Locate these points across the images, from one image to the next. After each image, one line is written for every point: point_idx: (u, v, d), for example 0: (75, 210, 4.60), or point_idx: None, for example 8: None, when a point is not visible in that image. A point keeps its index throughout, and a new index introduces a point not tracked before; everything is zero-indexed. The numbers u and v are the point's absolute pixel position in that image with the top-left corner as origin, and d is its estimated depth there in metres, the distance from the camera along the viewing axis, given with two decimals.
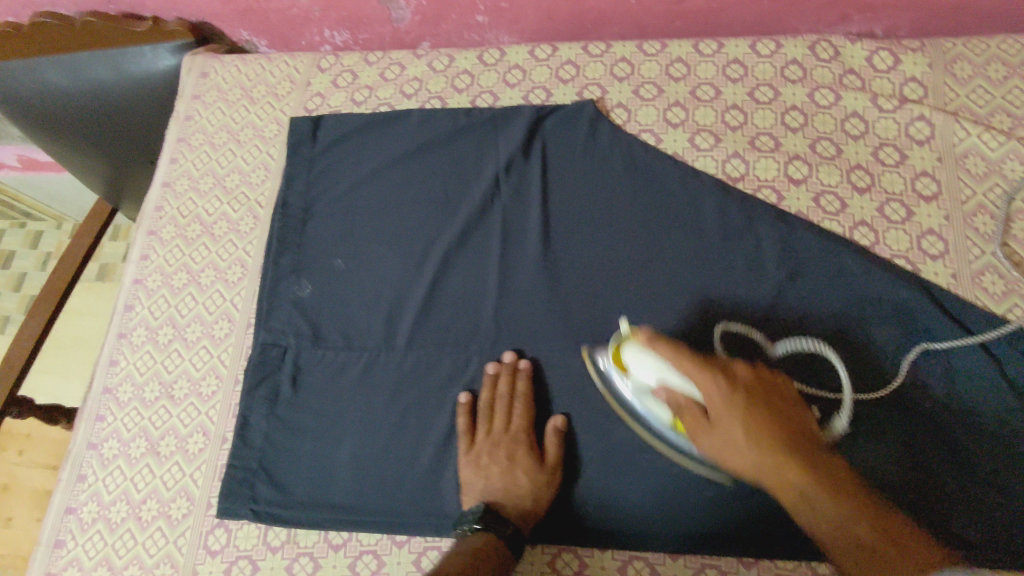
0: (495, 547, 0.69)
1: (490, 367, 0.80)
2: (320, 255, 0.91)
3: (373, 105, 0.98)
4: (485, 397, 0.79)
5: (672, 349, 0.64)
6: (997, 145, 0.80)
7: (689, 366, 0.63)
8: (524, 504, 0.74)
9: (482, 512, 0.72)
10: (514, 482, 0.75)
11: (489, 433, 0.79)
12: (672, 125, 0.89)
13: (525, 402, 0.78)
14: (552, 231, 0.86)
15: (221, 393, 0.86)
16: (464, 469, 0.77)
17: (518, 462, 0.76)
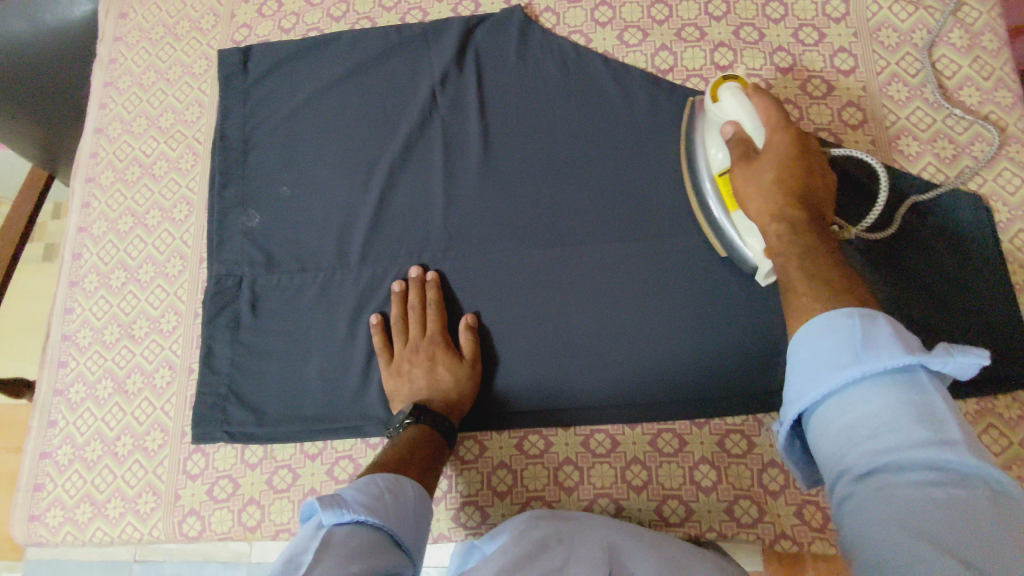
0: (428, 434, 0.71)
1: (395, 284, 0.83)
2: (265, 184, 0.91)
3: (301, 31, 0.97)
4: (395, 311, 0.82)
5: (765, 106, 0.64)
6: (906, 16, 0.84)
7: (770, 113, 0.63)
8: (449, 398, 0.76)
9: (413, 407, 0.73)
10: (435, 379, 0.77)
11: (406, 344, 0.81)
12: (601, 24, 0.90)
13: (437, 307, 0.81)
14: (493, 139, 0.88)
15: (182, 328, 0.87)
16: (387, 379, 0.80)
17: (437, 361, 0.78)
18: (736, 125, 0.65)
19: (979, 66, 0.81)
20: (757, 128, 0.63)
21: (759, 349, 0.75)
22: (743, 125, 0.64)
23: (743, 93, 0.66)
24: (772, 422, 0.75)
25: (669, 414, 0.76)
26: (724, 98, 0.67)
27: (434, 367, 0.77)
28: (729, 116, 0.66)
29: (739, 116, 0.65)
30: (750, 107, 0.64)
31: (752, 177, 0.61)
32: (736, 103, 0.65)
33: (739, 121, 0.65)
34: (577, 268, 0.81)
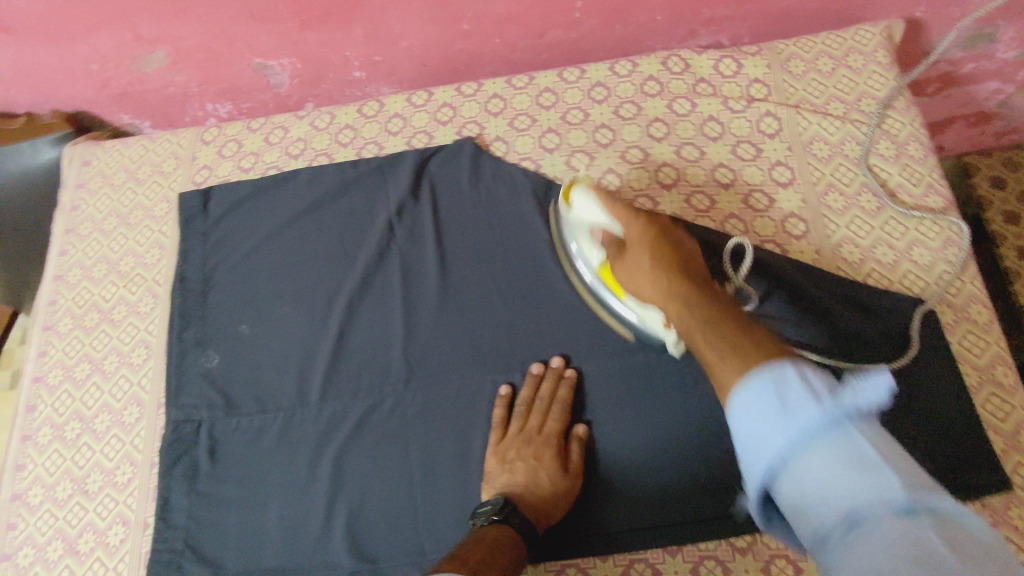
0: (511, 537, 0.66)
1: (534, 367, 0.81)
2: (224, 323, 0.91)
3: (260, 170, 0.99)
4: (524, 394, 0.80)
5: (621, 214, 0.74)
6: (835, 130, 0.88)
7: (609, 205, 0.75)
8: (542, 503, 0.72)
9: (502, 503, 0.69)
10: (541, 479, 0.73)
11: (521, 430, 0.78)
12: (548, 150, 0.94)
13: (565, 405, 0.78)
14: (449, 266, 0.89)
15: (138, 479, 0.84)
16: (491, 468, 0.76)
17: (545, 459, 0.74)
18: (608, 234, 0.76)
19: (908, 174, 0.85)
20: (614, 223, 0.75)
21: (724, 468, 0.74)
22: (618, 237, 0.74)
23: (591, 194, 0.78)
24: (744, 544, 0.72)
25: (638, 542, 0.73)
26: (590, 233, 0.79)
27: (542, 468, 0.74)
28: (597, 221, 0.77)
29: (627, 274, 0.74)
30: (612, 214, 0.75)
31: (642, 269, 0.69)
32: (585, 202, 0.79)
33: (608, 228, 0.76)
34: None
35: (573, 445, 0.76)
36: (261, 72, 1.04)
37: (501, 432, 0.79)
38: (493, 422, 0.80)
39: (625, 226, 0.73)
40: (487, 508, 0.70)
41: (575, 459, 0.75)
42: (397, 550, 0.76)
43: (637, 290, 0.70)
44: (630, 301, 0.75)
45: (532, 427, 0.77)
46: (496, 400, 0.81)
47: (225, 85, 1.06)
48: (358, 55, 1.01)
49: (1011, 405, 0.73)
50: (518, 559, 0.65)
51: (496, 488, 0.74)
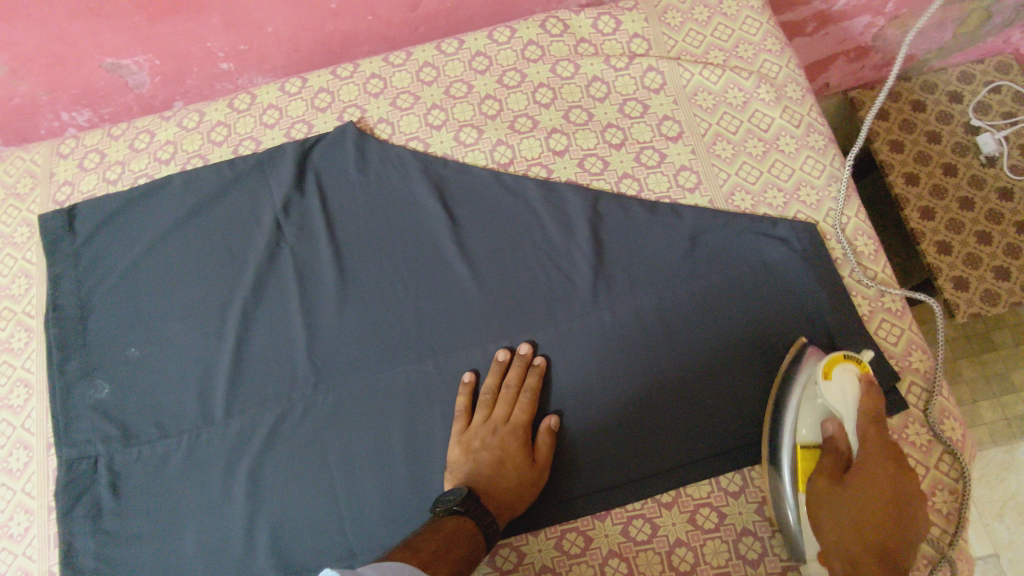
0: (471, 530, 0.66)
1: (502, 353, 0.78)
2: (112, 349, 0.85)
3: (129, 180, 0.92)
4: (491, 382, 0.78)
5: (864, 396, 0.68)
6: (716, 78, 0.89)
7: (875, 450, 0.66)
8: (506, 498, 0.72)
9: (464, 494, 0.68)
10: (506, 472, 0.73)
11: (486, 419, 0.76)
12: (435, 127, 0.91)
13: (533, 392, 0.76)
14: (346, 260, 0.85)
15: (35, 527, 0.78)
16: (454, 458, 0.74)
17: (511, 452, 0.74)
18: (837, 425, 0.68)
19: (789, 115, 0.86)
20: (851, 415, 0.68)
21: (643, 429, 0.75)
22: (838, 432, 0.68)
23: (854, 382, 0.68)
24: (669, 499, 0.73)
25: (567, 513, 0.74)
26: (837, 375, 0.69)
27: (507, 459, 0.73)
28: (835, 404, 0.68)
29: (839, 410, 0.68)
30: (858, 404, 0.68)
31: (858, 477, 0.65)
32: (845, 383, 0.68)
33: (839, 412, 0.68)
34: (453, 375, 0.80)
35: (540, 435, 0.75)
36: (115, 72, 0.95)
37: (465, 421, 0.77)
38: (456, 411, 0.78)
39: (863, 403, 0.67)
40: (447, 498, 0.69)
41: (543, 449, 0.74)
42: (326, 557, 0.74)
43: (822, 515, 0.65)
44: (844, 385, 0.68)
45: (498, 417, 0.76)
46: (461, 387, 0.79)
47: (78, 90, 0.97)
48: (221, 46, 0.94)
49: (899, 329, 0.77)
50: (471, 553, 0.65)
51: (460, 477, 0.73)
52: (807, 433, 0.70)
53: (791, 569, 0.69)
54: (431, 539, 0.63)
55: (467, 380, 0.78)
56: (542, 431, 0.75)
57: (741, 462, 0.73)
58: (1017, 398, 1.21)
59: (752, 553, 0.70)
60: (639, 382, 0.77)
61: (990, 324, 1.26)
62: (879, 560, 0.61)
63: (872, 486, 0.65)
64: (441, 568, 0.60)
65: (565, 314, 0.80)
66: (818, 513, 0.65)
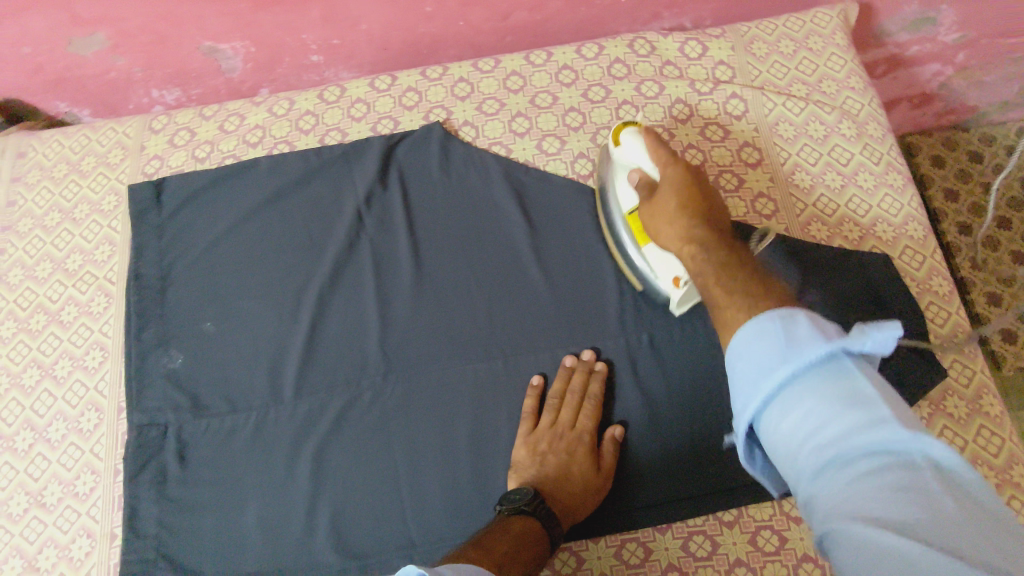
0: (539, 532, 0.66)
1: (567, 358, 0.80)
2: (187, 321, 0.87)
3: (216, 160, 0.95)
4: (557, 387, 0.79)
5: (655, 230, 0.70)
6: (799, 110, 0.90)
7: (658, 152, 0.71)
8: (573, 503, 0.72)
9: (531, 495, 0.69)
10: (573, 477, 0.73)
11: (553, 423, 0.77)
12: (519, 135, 0.93)
13: (597, 400, 0.77)
14: (422, 255, 0.87)
15: (101, 488, 0.80)
16: (520, 458, 0.75)
17: (577, 458, 0.74)
18: (641, 172, 0.73)
19: (869, 152, 0.88)
20: (652, 169, 0.72)
21: (709, 447, 0.76)
22: (648, 176, 0.72)
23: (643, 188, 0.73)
24: (731, 518, 0.73)
25: (629, 522, 0.74)
26: (624, 139, 0.76)
27: (574, 464, 0.74)
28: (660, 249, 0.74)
29: (640, 162, 0.74)
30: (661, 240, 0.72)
31: (668, 193, 0.68)
32: (635, 146, 0.74)
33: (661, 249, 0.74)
34: (523, 376, 0.81)
35: (606, 444, 0.75)
36: (212, 56, 0.98)
37: (532, 423, 0.77)
38: (523, 412, 0.78)
39: (650, 146, 0.72)
40: (514, 498, 0.70)
41: (607, 458, 0.75)
42: (384, 544, 0.75)
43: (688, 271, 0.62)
44: (636, 143, 0.75)
45: (564, 421, 0.76)
46: (529, 389, 0.80)
47: (172, 69, 1.00)
48: (316, 38, 0.97)
49: (969, 372, 0.77)
50: (539, 556, 0.65)
51: (526, 476, 0.74)
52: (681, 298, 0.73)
53: None
54: (503, 538, 0.64)
55: (534, 382, 0.80)
56: (607, 441, 0.76)
57: None
58: None
59: None
60: (705, 400, 0.78)
61: None
62: (709, 249, 0.60)
63: (698, 212, 0.65)
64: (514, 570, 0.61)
65: (637, 327, 0.82)
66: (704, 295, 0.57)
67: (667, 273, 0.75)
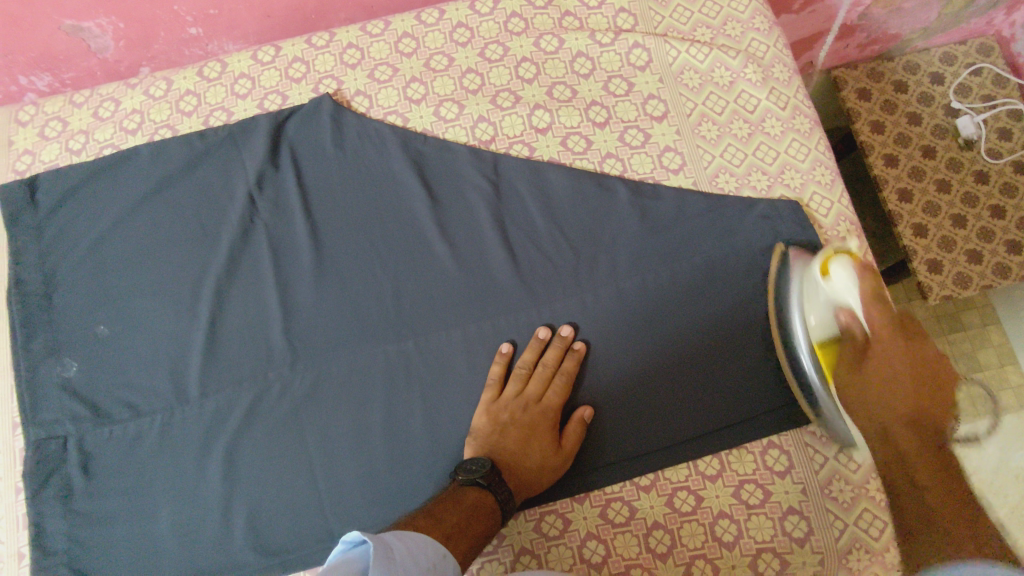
0: (491, 508, 0.65)
1: (542, 331, 0.77)
2: (78, 327, 0.82)
3: (93, 150, 0.88)
4: (528, 358, 0.76)
5: (867, 292, 0.69)
6: (704, 56, 0.87)
7: (867, 288, 0.69)
8: (526, 480, 0.71)
9: (488, 468, 0.67)
10: (529, 453, 0.71)
11: (519, 395, 0.75)
12: (414, 102, 0.88)
13: (569, 377, 0.75)
14: (321, 237, 0.83)
15: (3, 508, 0.77)
16: (479, 426, 0.73)
17: (540, 433, 0.72)
18: (851, 315, 0.70)
19: (776, 97, 0.85)
20: (858, 304, 0.70)
21: (624, 411, 0.75)
22: (855, 322, 0.70)
23: (851, 268, 0.70)
24: (647, 482, 0.73)
25: (548, 495, 0.73)
26: (834, 269, 0.71)
27: (535, 439, 0.72)
28: (844, 295, 0.70)
29: (841, 296, 0.70)
30: (858, 290, 0.70)
31: (889, 361, 0.69)
32: (845, 277, 0.70)
33: (849, 304, 0.70)
34: (434, 356, 0.78)
35: (570, 423, 0.74)
36: (76, 36, 0.90)
37: (497, 391, 0.75)
38: (488, 380, 0.76)
39: (866, 287, 0.69)
40: (472, 468, 0.68)
41: (570, 436, 0.73)
42: (302, 538, 0.73)
43: (853, 403, 0.69)
44: (845, 279, 0.70)
45: (531, 393, 0.75)
46: (497, 357, 0.77)
47: (35, 54, 0.92)
48: (189, 10, 0.90)
49: None
50: (489, 529, 0.64)
51: (481, 445, 0.72)
52: (824, 330, 0.71)
53: (764, 552, 0.70)
54: (453, 510, 0.63)
55: (501, 351, 0.77)
56: (574, 418, 0.74)
57: (719, 446, 0.74)
58: (977, 377, 1.23)
59: (727, 535, 0.70)
60: (623, 365, 0.77)
61: (957, 306, 1.28)
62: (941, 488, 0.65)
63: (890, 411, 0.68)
64: (462, 544, 0.60)
65: (548, 295, 0.79)
66: (851, 411, 0.69)
67: (824, 306, 0.71)
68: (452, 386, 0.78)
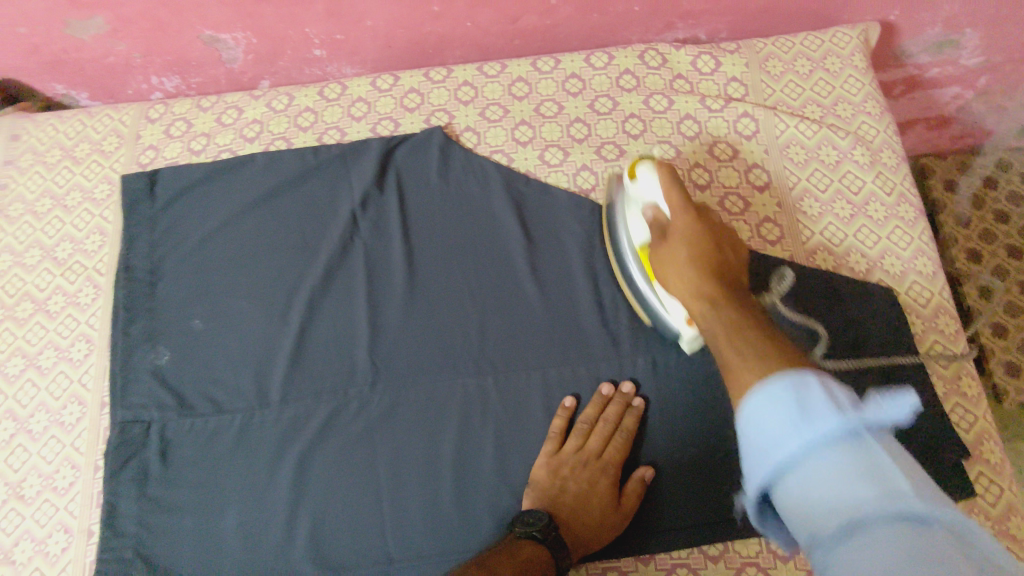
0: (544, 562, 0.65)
1: (604, 387, 0.77)
2: (175, 318, 0.86)
3: (212, 153, 0.93)
4: (590, 413, 0.76)
5: (666, 183, 0.67)
6: (812, 133, 0.88)
7: (669, 190, 0.65)
8: (593, 543, 0.70)
9: (545, 521, 0.67)
10: (596, 515, 0.71)
11: (581, 450, 0.75)
12: (521, 143, 0.91)
13: (630, 434, 0.75)
14: (417, 261, 0.86)
15: (80, 484, 0.79)
16: (538, 477, 0.73)
17: (599, 489, 0.72)
18: (656, 210, 0.68)
19: (881, 181, 0.85)
20: (661, 198, 0.67)
21: (693, 473, 0.74)
22: (660, 214, 0.67)
23: (654, 169, 0.69)
24: (716, 553, 0.72)
25: (613, 550, 0.72)
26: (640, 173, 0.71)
27: (594, 495, 0.72)
28: (646, 197, 0.70)
29: (656, 201, 0.68)
30: (660, 185, 0.67)
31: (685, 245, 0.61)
32: (648, 180, 0.69)
33: (649, 200, 0.69)
34: (514, 395, 0.79)
35: (632, 482, 0.73)
36: (213, 46, 0.96)
37: (558, 444, 0.75)
38: (549, 432, 0.76)
39: (667, 183, 0.66)
40: (529, 521, 0.68)
41: (629, 497, 0.72)
42: (363, 558, 0.73)
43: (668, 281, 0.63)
44: (649, 184, 0.69)
45: (593, 450, 0.74)
46: (560, 409, 0.77)
47: (172, 57, 0.98)
48: (320, 33, 0.95)
49: (971, 416, 0.75)
50: None
51: (539, 498, 0.72)
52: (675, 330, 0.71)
53: None
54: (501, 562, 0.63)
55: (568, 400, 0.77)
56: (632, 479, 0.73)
57: None
58: None
59: None
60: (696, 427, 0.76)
61: None
62: None
63: None
64: None
65: (632, 350, 0.79)
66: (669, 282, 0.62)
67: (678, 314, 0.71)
68: (529, 425, 0.78)
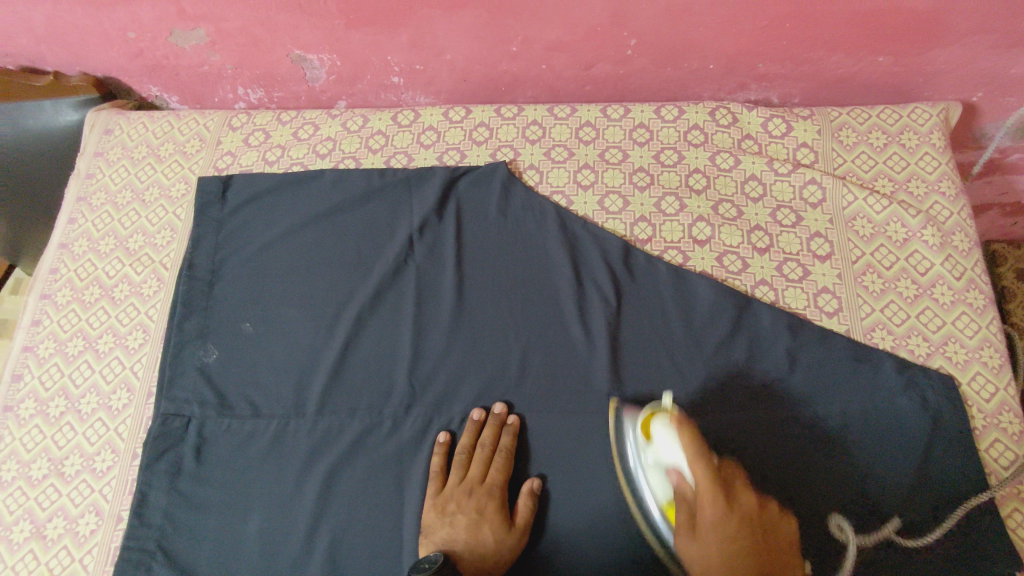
0: None
1: (475, 413, 0.79)
2: (228, 319, 0.88)
3: (285, 165, 0.97)
4: (464, 442, 0.78)
5: None
6: (881, 208, 0.86)
7: None
8: (480, 557, 0.71)
9: (440, 562, 0.66)
10: (482, 532, 0.72)
11: (462, 481, 0.76)
12: (582, 187, 0.91)
13: (506, 454, 0.76)
14: (466, 291, 0.86)
15: (117, 469, 0.82)
16: (429, 519, 0.74)
17: (487, 517, 0.73)
18: None
19: (951, 265, 0.82)
20: None
21: None
22: None
23: None
24: None
25: None
26: None
27: (484, 524, 0.73)
28: None
29: None
30: None
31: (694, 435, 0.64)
32: None
33: None
34: (547, 437, 0.78)
35: (521, 498, 0.74)
36: (299, 64, 1.01)
37: (439, 481, 0.77)
38: (431, 470, 0.78)
39: None
40: (426, 565, 0.67)
41: (522, 512, 0.73)
42: None
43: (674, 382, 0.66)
44: None
45: (473, 477, 0.76)
46: (435, 446, 0.79)
47: (260, 71, 1.03)
48: (400, 61, 0.98)
49: None
50: None
51: (450, 536, 0.73)
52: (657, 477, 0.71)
53: None
54: None
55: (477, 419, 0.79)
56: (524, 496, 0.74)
57: None
58: None
59: None
60: None
61: None
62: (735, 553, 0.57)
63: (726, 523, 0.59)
64: None
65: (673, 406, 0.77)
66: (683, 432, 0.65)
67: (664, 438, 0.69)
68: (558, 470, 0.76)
